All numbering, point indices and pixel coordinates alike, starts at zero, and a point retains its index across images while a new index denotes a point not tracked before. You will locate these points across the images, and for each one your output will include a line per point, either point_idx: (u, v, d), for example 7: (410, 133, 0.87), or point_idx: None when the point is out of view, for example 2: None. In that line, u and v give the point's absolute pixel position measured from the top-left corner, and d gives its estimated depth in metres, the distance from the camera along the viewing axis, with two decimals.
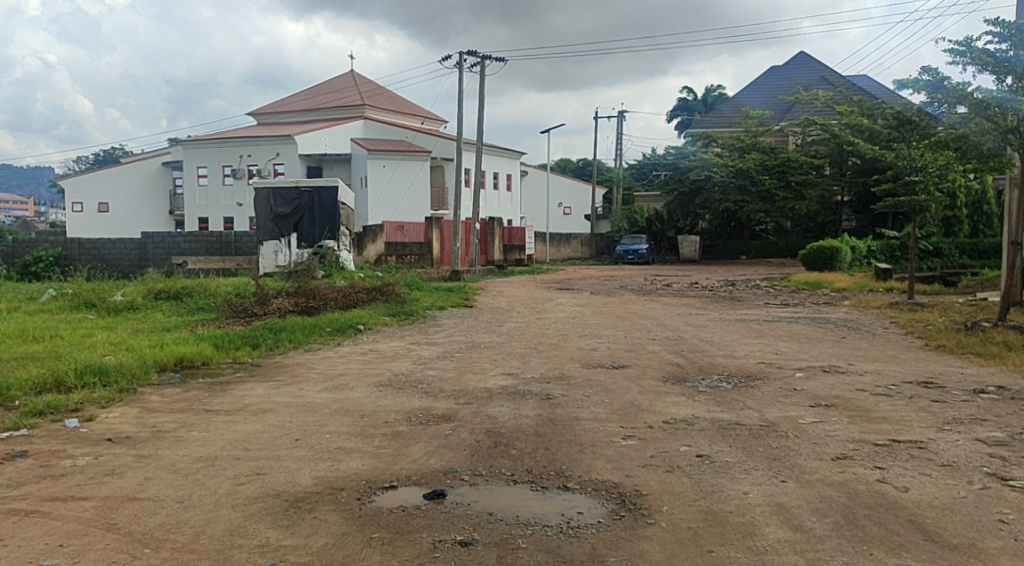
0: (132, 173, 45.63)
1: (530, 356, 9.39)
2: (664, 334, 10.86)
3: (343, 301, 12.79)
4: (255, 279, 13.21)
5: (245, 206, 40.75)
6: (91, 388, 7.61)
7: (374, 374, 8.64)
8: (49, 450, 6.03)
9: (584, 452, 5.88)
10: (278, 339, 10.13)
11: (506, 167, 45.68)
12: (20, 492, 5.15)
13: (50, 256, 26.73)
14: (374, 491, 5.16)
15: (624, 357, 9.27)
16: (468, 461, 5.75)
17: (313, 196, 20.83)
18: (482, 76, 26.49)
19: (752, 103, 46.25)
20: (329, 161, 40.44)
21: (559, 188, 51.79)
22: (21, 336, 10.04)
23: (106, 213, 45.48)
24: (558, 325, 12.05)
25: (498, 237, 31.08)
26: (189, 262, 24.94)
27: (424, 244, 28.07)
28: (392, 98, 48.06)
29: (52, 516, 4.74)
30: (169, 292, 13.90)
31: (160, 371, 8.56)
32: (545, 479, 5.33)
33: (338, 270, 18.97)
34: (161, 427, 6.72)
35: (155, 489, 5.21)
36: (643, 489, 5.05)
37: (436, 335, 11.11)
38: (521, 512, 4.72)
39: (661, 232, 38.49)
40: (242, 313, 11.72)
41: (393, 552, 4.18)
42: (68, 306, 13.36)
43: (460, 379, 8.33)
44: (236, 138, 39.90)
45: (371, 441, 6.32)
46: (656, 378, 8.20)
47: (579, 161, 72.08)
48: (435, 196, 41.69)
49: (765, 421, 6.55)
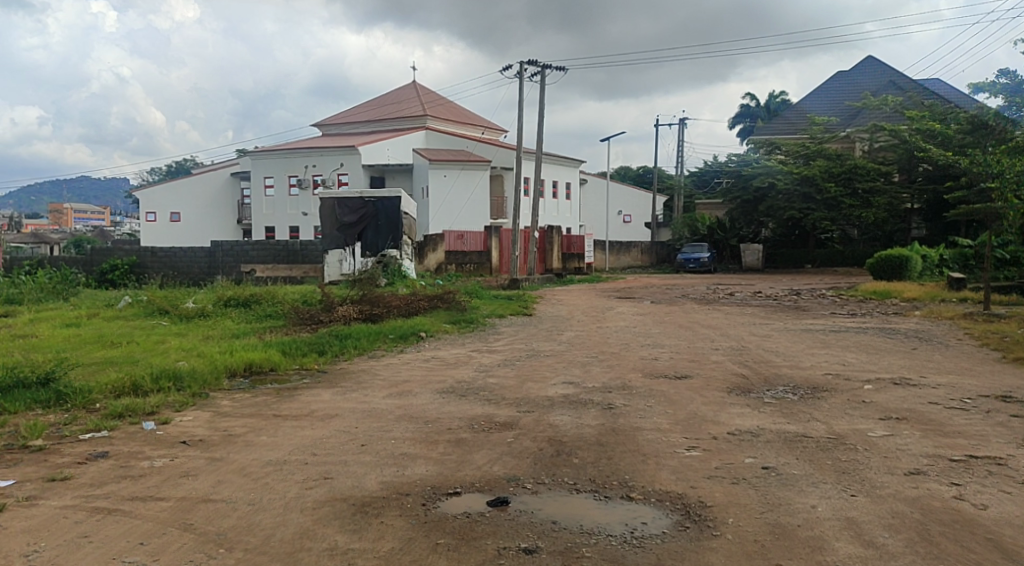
0: (203, 184, 47.01)
1: (591, 365, 9.39)
2: (727, 344, 10.74)
3: (406, 309, 12.88)
4: (320, 287, 13.49)
5: (310, 216, 41.49)
6: (166, 393, 7.85)
7: (437, 380, 8.72)
8: (128, 451, 6.27)
9: (648, 462, 5.86)
10: (343, 346, 10.30)
11: (566, 176, 45.76)
12: (101, 491, 5.36)
13: (125, 264, 27.57)
14: (439, 497, 5.22)
15: (686, 367, 9.17)
16: (531, 469, 5.77)
17: (376, 207, 21.10)
18: (543, 84, 26.68)
19: (817, 109, 45.63)
20: (391, 172, 41.32)
21: (619, 195, 51.64)
22: (99, 341, 10.41)
23: (178, 223, 46.64)
24: (618, 333, 12.03)
25: (557, 246, 30.97)
26: (258, 269, 25.41)
27: (483, 253, 28.24)
28: (454, 108, 48.68)
29: (132, 516, 4.91)
30: (239, 299, 14.20)
31: (231, 377, 8.77)
32: (609, 488, 5.32)
33: (400, 279, 19.09)
34: (232, 431, 6.92)
35: (227, 492, 5.36)
36: (708, 500, 5.00)
37: (496, 343, 11.19)
38: (584, 521, 4.71)
39: (723, 241, 37.73)
40: (308, 320, 11.98)
41: (459, 558, 4.24)
42: (144, 312, 13.82)
43: (521, 388, 8.35)
44: (302, 149, 40.75)
45: (435, 447, 6.39)
46: (719, 388, 8.13)
47: (639, 170, 72.35)
48: (494, 206, 41.63)
49: (832, 433, 6.44)
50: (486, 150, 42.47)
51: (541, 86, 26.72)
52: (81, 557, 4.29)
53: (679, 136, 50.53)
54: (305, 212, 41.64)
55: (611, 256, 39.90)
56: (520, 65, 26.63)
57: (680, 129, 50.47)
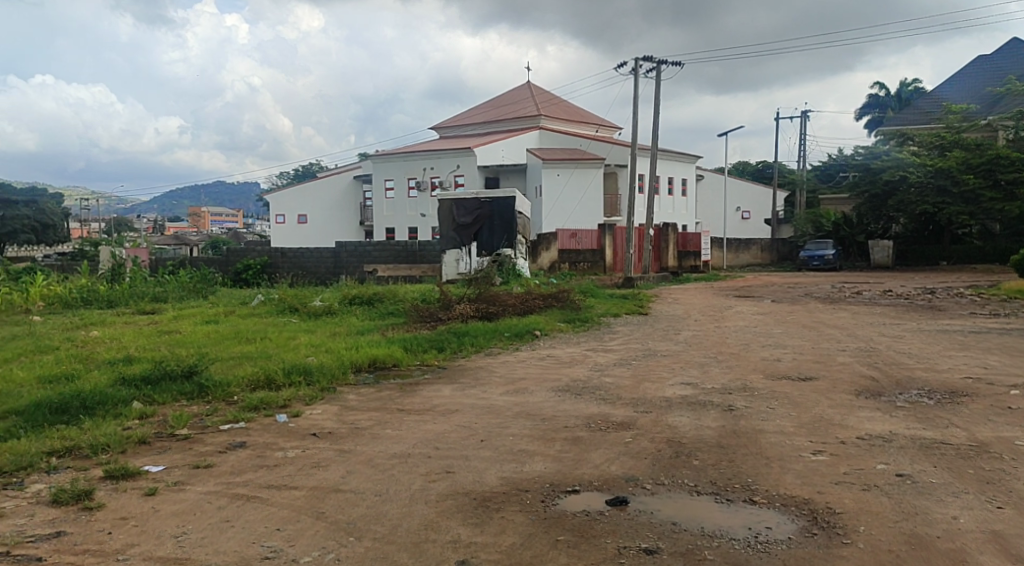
0: (329, 187, 49.17)
1: (710, 365, 9.21)
2: (855, 345, 10.29)
3: (522, 307, 13.06)
4: (438, 285, 13.86)
5: (429, 217, 42.65)
6: (297, 386, 8.27)
7: (553, 378, 8.79)
8: (264, 441, 6.65)
9: (771, 465, 5.70)
10: (461, 343, 10.55)
11: (682, 172, 45.05)
12: (241, 479, 5.72)
13: (257, 264, 28.43)
14: (558, 494, 5.26)
15: (811, 369, 8.84)
16: (650, 470, 5.73)
17: (493, 207, 21.39)
18: (659, 80, 26.30)
19: (953, 97, 43.09)
20: (506, 172, 41.84)
21: (738, 191, 50.23)
22: (236, 337, 11.06)
23: (304, 224, 49.16)
24: (737, 333, 11.74)
25: (673, 243, 30.60)
26: (380, 269, 26.76)
27: (597, 251, 28.11)
28: (569, 107, 48.75)
29: (269, 503, 5.21)
30: (363, 297, 14.78)
31: (356, 372, 9.14)
32: (730, 491, 5.22)
33: (515, 277, 19.26)
34: (358, 424, 7.21)
35: (355, 482, 5.60)
36: (837, 506, 4.83)
37: (612, 342, 11.16)
38: (706, 523, 4.65)
39: (850, 237, 36.05)
40: (427, 318, 12.32)
41: (581, 556, 4.28)
42: (275, 310, 14.61)
43: (638, 387, 8.30)
44: (420, 152, 41.94)
45: (553, 445, 6.45)
46: (847, 391, 7.81)
47: (758, 165, 70.14)
48: (608, 204, 41.50)
49: (974, 441, 6.06)
50: (600, 148, 42.45)
51: (657, 83, 26.35)
52: (227, 540, 4.60)
53: (801, 128, 48.73)
54: (424, 214, 42.80)
55: (730, 253, 39.07)
56: (635, 62, 26.32)
57: (803, 121, 48.71)
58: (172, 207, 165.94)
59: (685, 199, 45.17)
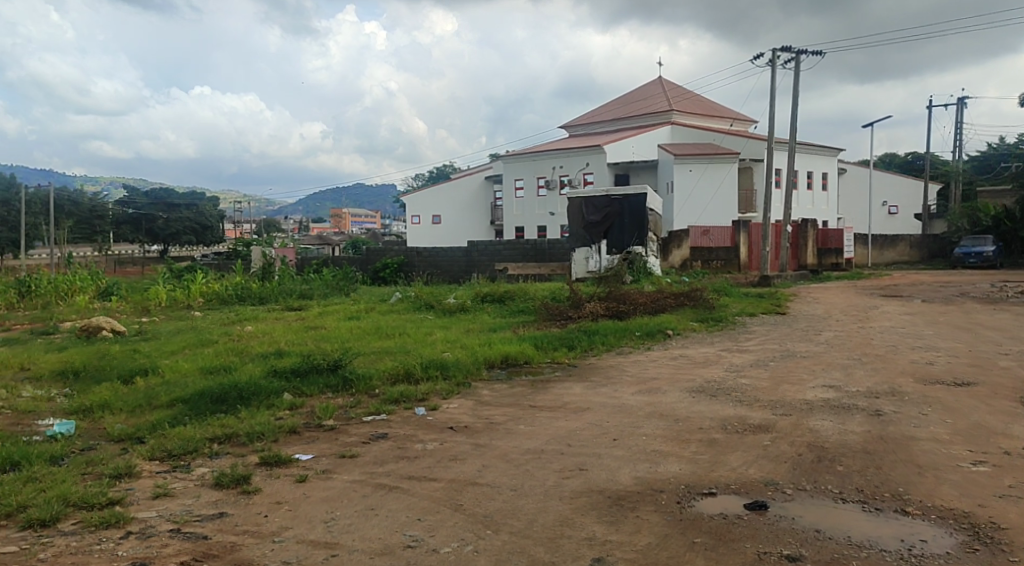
0: (460, 188, 50.42)
1: (853, 368, 8.78)
2: (1020, 349, 9.50)
3: (652, 306, 12.95)
4: (567, 284, 13.96)
5: (557, 216, 42.83)
6: (434, 381, 8.57)
7: (687, 379, 8.66)
8: (404, 434, 6.93)
9: (924, 475, 5.39)
10: (592, 342, 10.57)
11: (823, 166, 43.17)
12: (384, 469, 5.99)
13: (395, 263, 29.86)
14: (693, 496, 5.20)
15: (967, 374, 8.25)
16: (790, 474, 5.55)
17: (622, 204, 21.25)
18: (797, 71, 25.32)
19: None
20: (636, 169, 41.60)
21: (884, 185, 47.66)
22: (377, 333, 11.58)
23: (438, 225, 50.46)
24: (885, 334, 11.12)
25: (813, 240, 29.33)
26: (511, 267, 26.82)
27: (731, 249, 27.31)
28: (701, 101, 47.66)
29: (410, 493, 5.43)
30: (494, 295, 15.09)
31: (489, 368, 9.35)
32: (879, 500, 4.98)
33: (646, 276, 19.05)
34: (493, 419, 7.37)
35: (491, 476, 5.75)
36: (1001, 522, 4.51)
37: (747, 342, 10.85)
38: (853, 532, 4.48)
39: (1012, 232, 33.94)
40: (557, 316, 12.42)
41: (720, 559, 4.22)
42: (412, 306, 15.19)
43: (776, 389, 8.04)
44: (549, 151, 42.33)
45: (687, 446, 6.36)
46: (1010, 398, 7.24)
47: (907, 156, 65.83)
48: (743, 199, 40.22)
49: None
50: (734, 143, 41.37)
51: (795, 73, 25.37)
52: (372, 526, 4.85)
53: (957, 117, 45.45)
54: (553, 212, 43.06)
55: (874, 250, 37.25)
56: (772, 52, 25.45)
57: (958, 109, 45.36)
58: (312, 210, 175.19)
59: (825, 194, 43.23)
